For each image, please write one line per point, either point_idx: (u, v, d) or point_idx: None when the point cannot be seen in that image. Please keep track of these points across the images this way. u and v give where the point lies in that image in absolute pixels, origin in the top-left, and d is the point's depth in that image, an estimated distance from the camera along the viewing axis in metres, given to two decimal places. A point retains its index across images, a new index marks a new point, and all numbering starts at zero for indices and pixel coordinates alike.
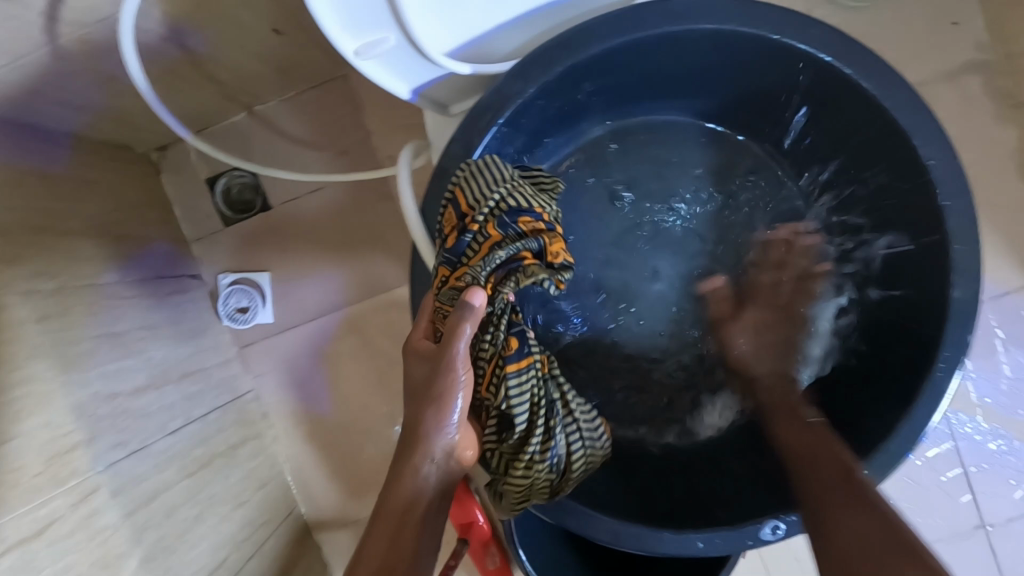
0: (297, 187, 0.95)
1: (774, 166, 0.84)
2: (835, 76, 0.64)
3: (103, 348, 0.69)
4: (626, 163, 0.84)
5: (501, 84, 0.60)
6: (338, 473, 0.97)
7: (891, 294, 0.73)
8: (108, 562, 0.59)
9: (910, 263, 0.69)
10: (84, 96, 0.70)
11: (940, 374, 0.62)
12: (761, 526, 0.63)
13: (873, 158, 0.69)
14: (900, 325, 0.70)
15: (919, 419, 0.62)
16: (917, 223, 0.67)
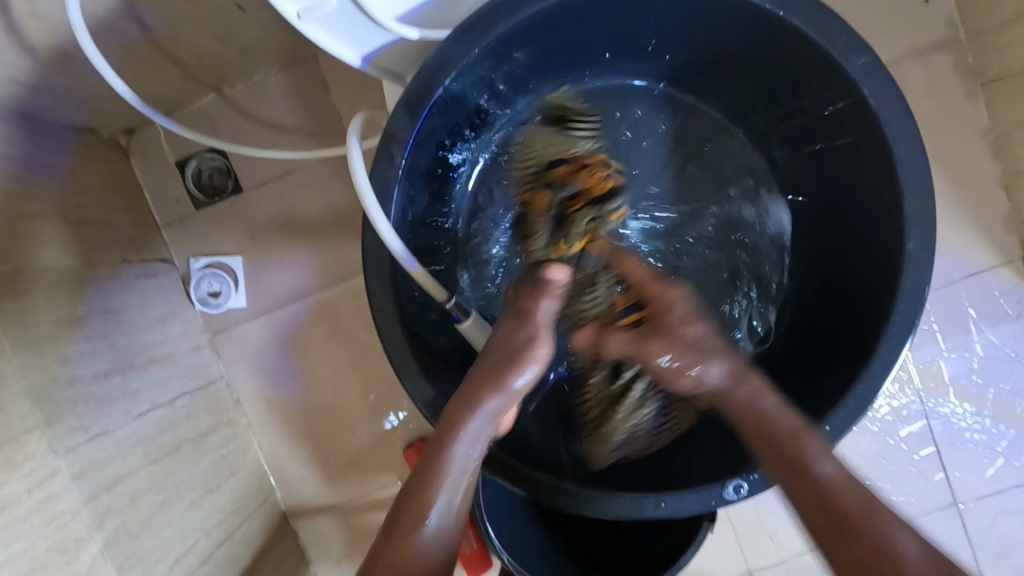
0: (267, 170, 0.93)
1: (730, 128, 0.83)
2: (790, 39, 0.63)
3: (62, 332, 0.68)
4: None
5: (444, 49, 0.58)
6: (314, 459, 0.96)
7: (844, 247, 0.73)
8: (66, 546, 0.58)
9: (867, 224, 0.68)
10: (42, 76, 0.68)
11: (898, 327, 0.61)
12: (723, 485, 0.62)
13: (828, 120, 0.68)
14: (860, 283, 0.70)
15: (878, 371, 0.62)
16: (876, 186, 0.65)
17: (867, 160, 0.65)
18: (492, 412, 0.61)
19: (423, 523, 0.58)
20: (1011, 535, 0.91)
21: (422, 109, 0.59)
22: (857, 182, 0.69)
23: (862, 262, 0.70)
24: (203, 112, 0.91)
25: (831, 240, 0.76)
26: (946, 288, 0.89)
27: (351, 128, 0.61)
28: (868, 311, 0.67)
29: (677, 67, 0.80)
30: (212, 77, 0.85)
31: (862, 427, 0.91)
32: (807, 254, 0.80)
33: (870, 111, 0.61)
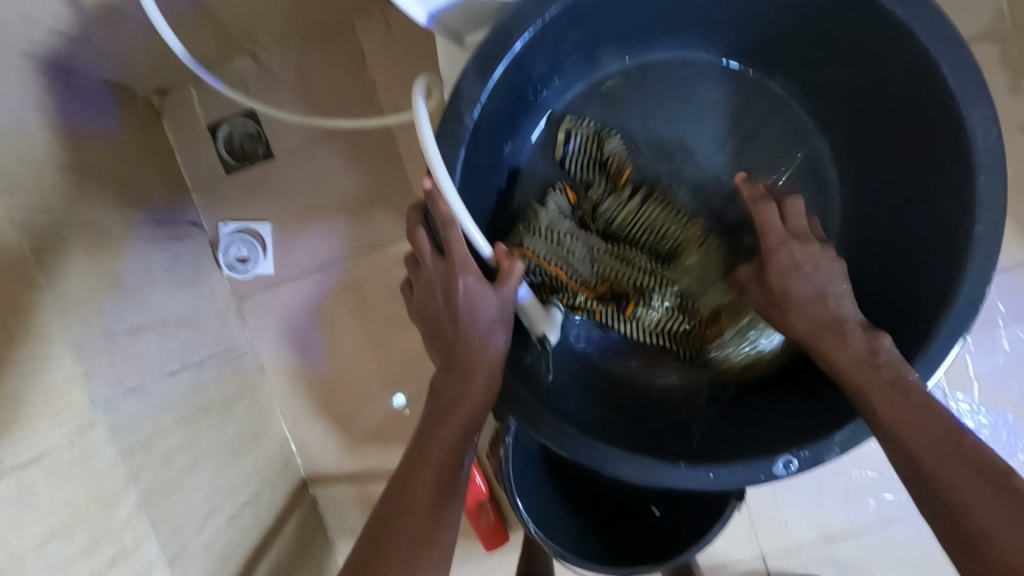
0: (300, 137, 0.93)
1: (794, 106, 0.80)
2: (870, 12, 0.62)
3: (100, 288, 0.68)
4: (640, 101, 0.81)
5: (520, 8, 0.56)
6: (335, 428, 0.97)
7: (904, 235, 0.72)
8: (105, 498, 0.59)
9: (932, 209, 0.67)
10: (86, 31, 0.68)
11: (952, 314, 0.60)
12: (773, 461, 0.59)
13: (899, 99, 0.67)
14: (914, 268, 0.69)
15: (935, 356, 0.60)
16: (946, 169, 0.63)
17: (942, 146, 0.63)
18: (471, 349, 0.58)
19: (416, 462, 0.55)
20: None
21: (497, 68, 0.57)
22: (929, 166, 0.66)
23: (919, 250, 0.69)
24: (239, 74, 0.91)
25: (893, 227, 0.74)
26: None
27: (415, 90, 0.55)
28: (926, 297, 0.65)
29: (746, 42, 0.77)
30: (248, 39, 0.85)
31: None
32: (862, 242, 0.78)
33: (944, 90, 0.59)
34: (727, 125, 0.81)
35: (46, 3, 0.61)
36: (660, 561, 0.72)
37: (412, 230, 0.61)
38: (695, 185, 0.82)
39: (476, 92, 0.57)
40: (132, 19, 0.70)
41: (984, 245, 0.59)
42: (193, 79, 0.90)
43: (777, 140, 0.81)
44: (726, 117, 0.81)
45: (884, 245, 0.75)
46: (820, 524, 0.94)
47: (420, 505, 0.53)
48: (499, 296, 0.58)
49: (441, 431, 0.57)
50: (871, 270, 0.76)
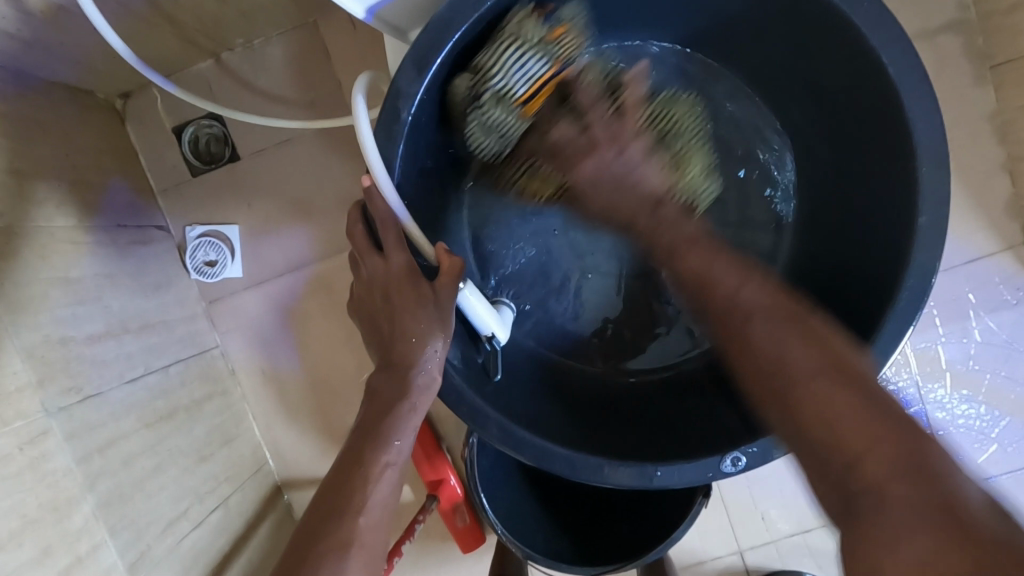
0: (266, 138, 0.92)
1: (750, 96, 0.81)
2: (811, 7, 0.62)
3: (56, 292, 0.67)
4: None
5: (454, 2, 0.56)
6: (309, 431, 0.96)
7: (857, 226, 0.72)
8: (57, 506, 0.58)
9: (879, 205, 0.67)
10: (37, 33, 0.67)
11: (905, 308, 0.60)
12: (722, 459, 0.60)
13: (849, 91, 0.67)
14: (867, 261, 0.69)
15: (885, 345, 0.60)
16: (891, 165, 0.64)
17: (886, 142, 0.64)
18: (404, 355, 0.57)
19: (354, 467, 0.56)
20: None
21: (432, 62, 0.57)
22: (875, 162, 0.67)
23: (870, 241, 0.69)
24: (200, 76, 0.90)
25: (846, 223, 0.74)
26: (946, 273, 0.88)
27: (355, 83, 0.55)
28: (876, 293, 0.66)
29: (700, 35, 0.77)
30: (210, 40, 0.84)
31: None
32: (819, 237, 0.79)
33: (885, 82, 0.59)
34: None
35: None
36: (623, 558, 0.72)
37: (352, 227, 0.60)
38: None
39: (413, 87, 0.57)
40: (84, 21, 0.69)
41: (930, 237, 0.59)
42: (154, 81, 0.89)
43: (734, 133, 0.81)
44: None
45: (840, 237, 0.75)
46: (797, 517, 0.94)
47: (357, 516, 0.54)
48: (436, 294, 0.57)
49: (379, 437, 0.57)
50: (830, 262, 0.76)
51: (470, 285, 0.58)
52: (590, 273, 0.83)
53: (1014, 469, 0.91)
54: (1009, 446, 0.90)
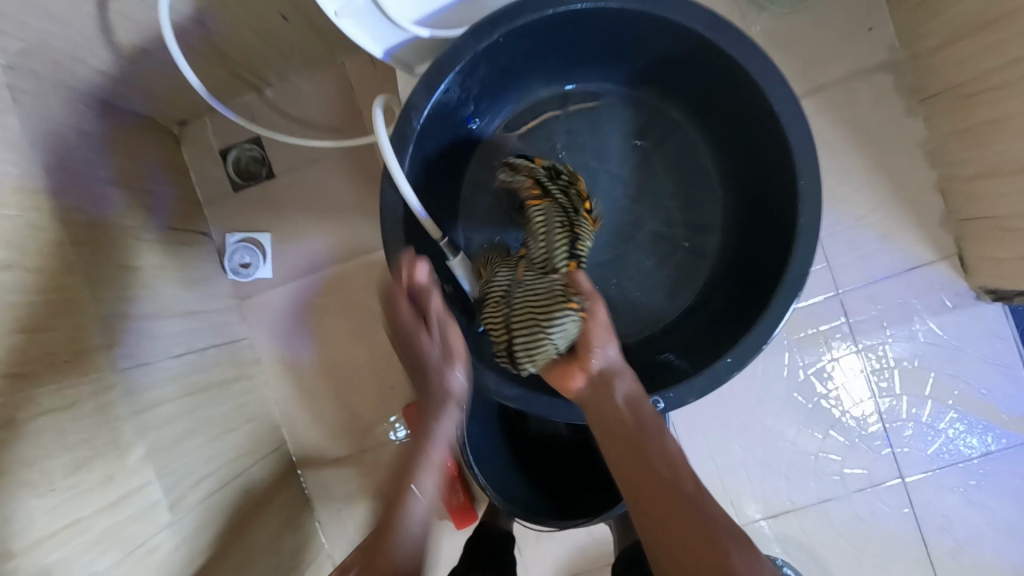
0: (295, 158, 1.07)
1: (690, 128, 0.83)
2: (713, 51, 0.67)
3: (121, 277, 0.81)
4: (561, 123, 0.85)
5: (456, 43, 0.64)
6: (323, 415, 1.08)
7: (770, 235, 0.73)
8: (118, 444, 0.71)
9: (776, 213, 0.71)
10: (122, 71, 0.84)
11: (785, 296, 0.65)
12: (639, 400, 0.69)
13: (756, 120, 0.70)
14: (771, 259, 0.72)
15: (777, 307, 0.65)
16: (785, 182, 0.68)
17: (782, 163, 0.68)
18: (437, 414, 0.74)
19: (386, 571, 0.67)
20: (952, 510, 0.99)
21: (439, 84, 0.66)
22: (779, 181, 0.70)
23: (776, 252, 0.71)
24: (245, 107, 1.06)
25: (758, 227, 0.76)
26: (892, 279, 0.99)
27: (374, 105, 0.67)
28: (768, 287, 0.70)
29: (647, 71, 0.80)
30: (253, 76, 1.00)
31: (818, 406, 1.02)
32: (743, 240, 0.80)
33: (771, 116, 0.66)
34: (634, 147, 0.85)
35: (92, 46, 0.77)
36: (595, 512, 0.83)
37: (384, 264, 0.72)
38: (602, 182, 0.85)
39: (421, 105, 0.66)
40: (158, 59, 0.86)
41: (806, 235, 0.65)
42: (206, 110, 1.05)
43: (677, 158, 0.84)
44: (631, 139, 0.85)
45: (756, 237, 0.77)
46: (764, 502, 1.03)
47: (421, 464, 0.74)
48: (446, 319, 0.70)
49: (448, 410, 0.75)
50: (751, 260, 0.77)
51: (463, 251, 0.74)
52: None
53: (962, 462, 0.99)
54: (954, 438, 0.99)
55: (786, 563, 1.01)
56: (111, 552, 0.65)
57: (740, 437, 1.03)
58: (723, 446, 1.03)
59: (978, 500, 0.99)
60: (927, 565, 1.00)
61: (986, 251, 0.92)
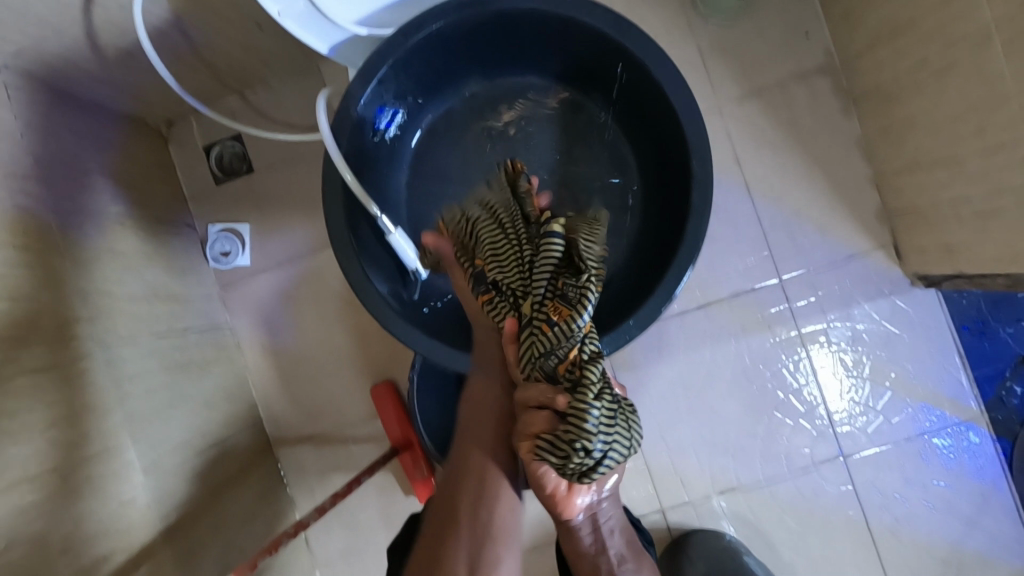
0: (274, 156, 1.15)
1: (608, 120, 0.89)
2: (621, 53, 0.75)
3: (106, 259, 0.89)
4: (489, 115, 0.90)
5: (389, 43, 0.72)
6: (298, 396, 1.15)
7: (671, 212, 0.79)
8: (95, 407, 0.77)
9: (676, 194, 0.77)
10: (111, 73, 0.92)
11: (680, 262, 0.72)
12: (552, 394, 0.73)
13: (656, 109, 0.77)
14: (669, 233, 0.78)
15: (676, 270, 0.72)
16: (681, 164, 0.75)
17: (680, 147, 0.75)
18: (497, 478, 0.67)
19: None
20: (891, 486, 1.05)
21: (375, 77, 0.73)
22: (677, 163, 0.76)
23: (674, 224, 0.77)
24: (227, 108, 1.14)
25: (664, 208, 0.82)
26: (831, 267, 1.05)
27: (317, 97, 0.75)
28: (665, 259, 0.76)
29: (567, 69, 0.86)
30: (234, 81, 1.08)
31: (761, 387, 1.07)
32: (653, 219, 0.85)
33: (670, 107, 0.73)
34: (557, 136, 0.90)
35: (81, 49, 0.85)
36: None
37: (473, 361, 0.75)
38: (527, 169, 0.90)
39: (359, 94, 0.72)
40: (142, 63, 0.94)
41: (696, 211, 0.71)
42: (192, 111, 1.13)
43: (596, 147, 0.89)
44: (554, 130, 0.90)
45: (662, 216, 0.83)
46: (714, 479, 1.07)
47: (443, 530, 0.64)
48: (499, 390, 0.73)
49: (460, 481, 0.67)
50: (656, 236, 0.83)
51: (401, 230, 0.70)
52: None
53: (900, 441, 1.06)
54: (893, 418, 1.06)
55: (734, 538, 1.06)
56: (86, 502, 0.72)
57: (689, 418, 1.08)
58: (672, 425, 1.09)
59: (916, 477, 1.05)
60: (868, 538, 1.05)
61: (915, 240, 0.98)
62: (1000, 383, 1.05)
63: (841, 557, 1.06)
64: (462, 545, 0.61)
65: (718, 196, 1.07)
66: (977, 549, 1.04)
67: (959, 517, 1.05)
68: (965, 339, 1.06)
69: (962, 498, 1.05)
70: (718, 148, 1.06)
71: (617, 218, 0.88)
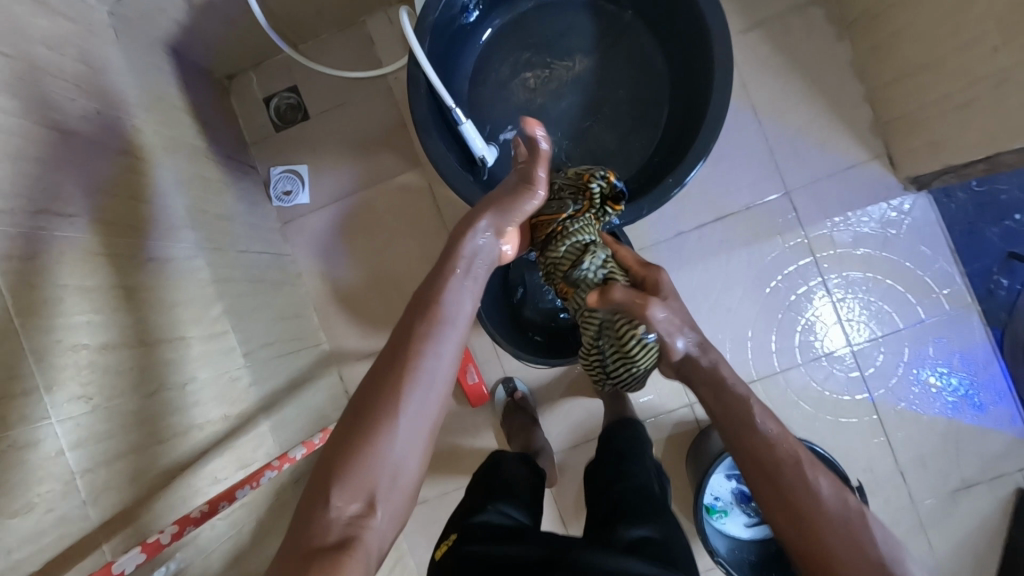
0: (327, 103, 1.28)
1: (641, 37, 0.91)
2: None
3: (198, 182, 1.01)
4: (532, 29, 0.93)
5: None
6: (356, 318, 1.27)
7: (693, 111, 0.83)
8: (205, 298, 0.89)
9: (699, 95, 0.81)
10: (194, 21, 1.05)
11: (699, 146, 0.77)
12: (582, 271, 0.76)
13: (688, 19, 0.81)
14: (689, 130, 0.82)
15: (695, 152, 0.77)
16: (703, 64, 0.80)
17: (703, 51, 0.79)
18: (430, 352, 0.60)
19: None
20: (893, 374, 1.18)
21: None
22: (700, 65, 0.81)
23: (694, 122, 0.81)
24: (283, 63, 1.28)
25: (685, 113, 0.85)
26: (832, 177, 1.18)
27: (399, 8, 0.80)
28: (682, 149, 0.82)
29: None
30: (292, 36, 1.21)
31: (773, 289, 1.19)
32: (677, 123, 0.88)
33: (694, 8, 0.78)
34: (593, 53, 0.92)
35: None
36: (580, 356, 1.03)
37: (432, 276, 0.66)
38: (562, 81, 0.93)
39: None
40: (219, 12, 1.06)
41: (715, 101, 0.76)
42: (253, 65, 1.27)
43: (629, 63, 0.92)
44: (592, 46, 0.92)
45: (685, 120, 0.85)
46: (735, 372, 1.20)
47: (358, 452, 0.55)
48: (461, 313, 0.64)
49: (393, 367, 0.59)
50: (676, 139, 0.86)
51: (469, 119, 0.78)
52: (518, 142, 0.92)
53: (901, 329, 1.18)
54: (893, 311, 1.18)
55: None
56: (206, 369, 0.84)
57: (710, 321, 1.21)
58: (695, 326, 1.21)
59: (913, 362, 1.18)
60: (875, 420, 1.18)
61: (905, 145, 1.11)
62: (988, 277, 1.17)
63: (851, 438, 1.18)
64: (394, 436, 0.56)
65: (728, 119, 1.19)
66: (973, 425, 1.16)
67: (956, 399, 1.17)
68: (956, 239, 1.17)
69: (958, 379, 1.17)
70: None
71: (648, 130, 0.91)
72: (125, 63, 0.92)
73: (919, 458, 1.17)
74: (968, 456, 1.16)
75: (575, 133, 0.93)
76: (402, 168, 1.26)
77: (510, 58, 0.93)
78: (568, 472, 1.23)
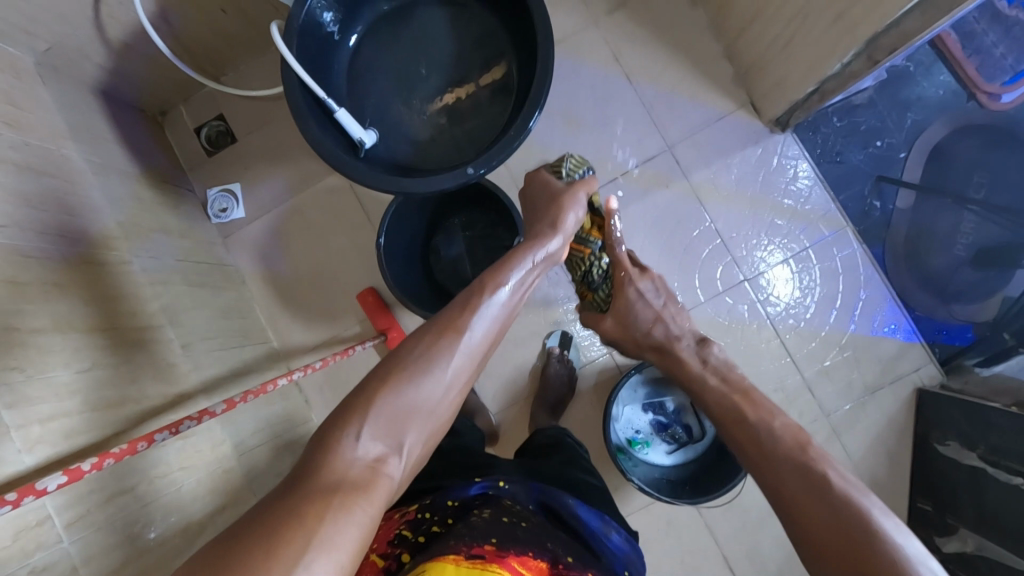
0: (250, 124, 1.41)
1: (489, 17, 1.01)
2: None
3: (132, 201, 1.13)
4: (393, 27, 1.02)
5: None
6: (298, 313, 1.38)
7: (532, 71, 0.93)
8: (140, 296, 1.00)
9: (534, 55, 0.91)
10: (116, 64, 1.19)
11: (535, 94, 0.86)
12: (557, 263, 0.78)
13: None
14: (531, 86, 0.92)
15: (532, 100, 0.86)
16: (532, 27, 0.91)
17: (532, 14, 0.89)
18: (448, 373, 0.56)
19: (329, 564, 0.41)
20: (788, 298, 1.28)
21: None
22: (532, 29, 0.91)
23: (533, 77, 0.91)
24: (208, 94, 1.41)
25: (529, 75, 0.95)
26: (706, 127, 1.30)
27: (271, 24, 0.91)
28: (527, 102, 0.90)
29: None
30: (210, 68, 1.35)
31: (669, 236, 1.30)
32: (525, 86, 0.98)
33: None
34: (450, 38, 1.02)
35: (93, 42, 1.11)
36: None
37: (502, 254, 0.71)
38: (424, 66, 1.01)
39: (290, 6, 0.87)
40: (139, 55, 1.20)
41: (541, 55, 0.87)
42: (181, 99, 1.41)
43: (482, 42, 1.02)
44: (448, 32, 1.02)
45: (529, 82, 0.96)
46: None
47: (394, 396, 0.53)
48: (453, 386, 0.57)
49: (440, 338, 0.58)
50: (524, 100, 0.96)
51: (342, 107, 0.90)
52: (397, 127, 1.00)
53: (788, 255, 1.29)
54: (780, 239, 1.29)
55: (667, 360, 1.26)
56: (141, 354, 0.95)
57: None
58: None
59: (804, 284, 1.28)
60: (778, 341, 1.28)
61: (762, 91, 1.24)
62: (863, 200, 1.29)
63: (759, 361, 1.28)
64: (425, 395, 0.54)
65: (607, 89, 1.32)
66: (865, 332, 1.26)
67: (847, 312, 1.27)
68: (824, 168, 1.30)
69: (846, 295, 1.27)
70: (600, 51, 1.32)
71: (506, 98, 1.01)
72: (52, 102, 1.05)
73: (823, 371, 1.26)
74: (866, 361, 1.26)
75: (445, 112, 1.01)
76: (325, 173, 1.39)
77: (378, 55, 1.02)
78: (508, 429, 1.32)
